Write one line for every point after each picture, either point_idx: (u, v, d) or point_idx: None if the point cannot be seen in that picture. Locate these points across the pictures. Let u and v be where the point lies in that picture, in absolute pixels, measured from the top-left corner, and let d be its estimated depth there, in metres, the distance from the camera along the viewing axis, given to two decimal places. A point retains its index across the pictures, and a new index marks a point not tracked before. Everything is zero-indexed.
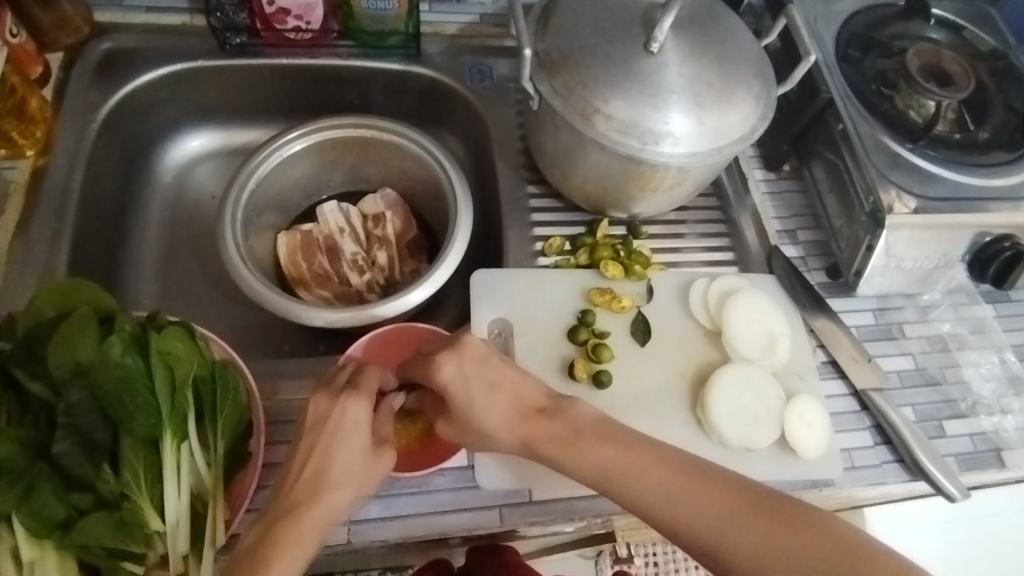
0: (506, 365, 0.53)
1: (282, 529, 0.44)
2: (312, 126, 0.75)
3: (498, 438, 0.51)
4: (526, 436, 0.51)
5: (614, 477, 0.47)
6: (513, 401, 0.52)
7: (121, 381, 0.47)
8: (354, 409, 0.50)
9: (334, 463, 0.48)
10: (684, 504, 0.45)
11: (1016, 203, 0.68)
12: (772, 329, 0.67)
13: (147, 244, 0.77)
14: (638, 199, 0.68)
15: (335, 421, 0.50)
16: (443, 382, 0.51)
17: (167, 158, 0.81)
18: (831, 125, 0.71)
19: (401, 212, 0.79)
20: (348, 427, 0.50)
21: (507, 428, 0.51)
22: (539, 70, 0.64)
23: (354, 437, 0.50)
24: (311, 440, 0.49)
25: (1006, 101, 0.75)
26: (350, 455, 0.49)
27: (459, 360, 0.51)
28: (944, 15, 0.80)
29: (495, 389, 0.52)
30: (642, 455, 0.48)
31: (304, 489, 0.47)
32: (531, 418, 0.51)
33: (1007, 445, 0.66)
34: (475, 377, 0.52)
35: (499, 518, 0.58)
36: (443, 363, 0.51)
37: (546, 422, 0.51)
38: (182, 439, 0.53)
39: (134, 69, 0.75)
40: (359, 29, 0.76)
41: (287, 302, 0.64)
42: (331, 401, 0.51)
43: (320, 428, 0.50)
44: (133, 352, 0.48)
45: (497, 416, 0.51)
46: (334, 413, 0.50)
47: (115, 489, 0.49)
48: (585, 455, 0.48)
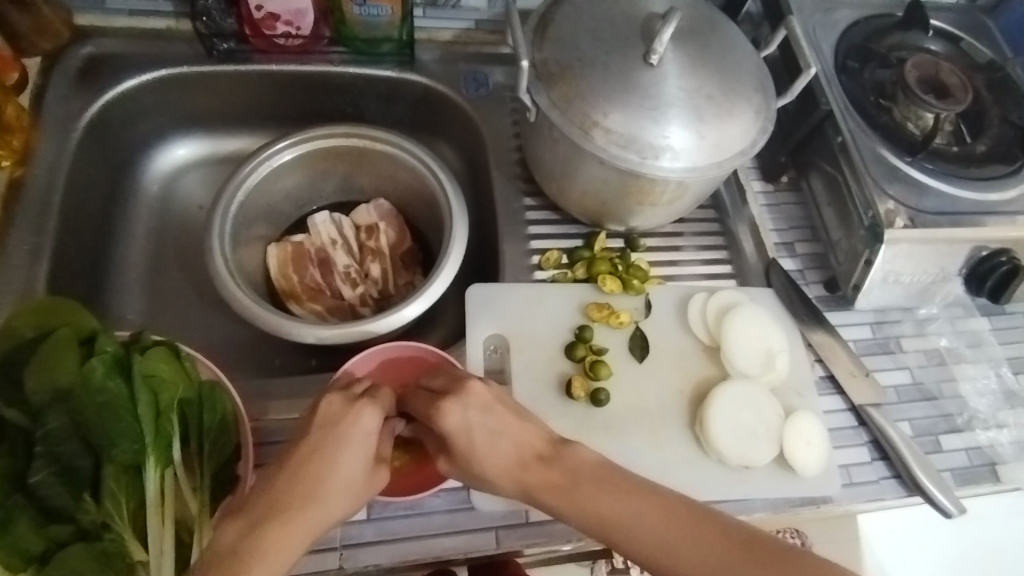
0: (508, 413, 0.53)
1: (264, 529, 0.42)
2: (301, 136, 0.73)
3: (498, 483, 0.51)
4: (524, 484, 0.50)
5: (609, 521, 0.46)
6: (514, 447, 0.51)
7: (105, 408, 0.46)
8: (367, 418, 0.50)
9: (329, 467, 0.47)
10: (679, 547, 0.43)
11: (1012, 216, 0.67)
12: (770, 345, 0.66)
13: (132, 257, 0.75)
14: (636, 213, 0.67)
15: (345, 427, 0.49)
16: (449, 429, 0.52)
17: (152, 167, 0.79)
18: (830, 137, 0.71)
19: (394, 223, 0.77)
20: (356, 437, 0.49)
21: (507, 477, 0.51)
22: (536, 81, 0.62)
23: (360, 446, 0.49)
24: (316, 440, 0.48)
25: (1003, 114, 0.74)
26: (353, 468, 0.48)
27: (464, 408, 0.52)
28: (940, 26, 0.80)
29: (497, 436, 0.52)
30: (636, 499, 0.46)
31: (301, 491, 0.45)
32: (530, 466, 0.50)
33: (1002, 459, 0.67)
34: (478, 423, 0.52)
35: (496, 541, 0.57)
36: (449, 410, 0.52)
37: (545, 469, 0.50)
38: (166, 465, 0.50)
39: (116, 75, 0.72)
40: (350, 35, 0.75)
41: (283, 320, 0.62)
42: (343, 405, 0.51)
43: (330, 430, 0.49)
44: (115, 375, 0.47)
45: (497, 462, 0.51)
46: (347, 419, 0.50)
47: (96, 519, 0.46)
48: (583, 500, 0.47)
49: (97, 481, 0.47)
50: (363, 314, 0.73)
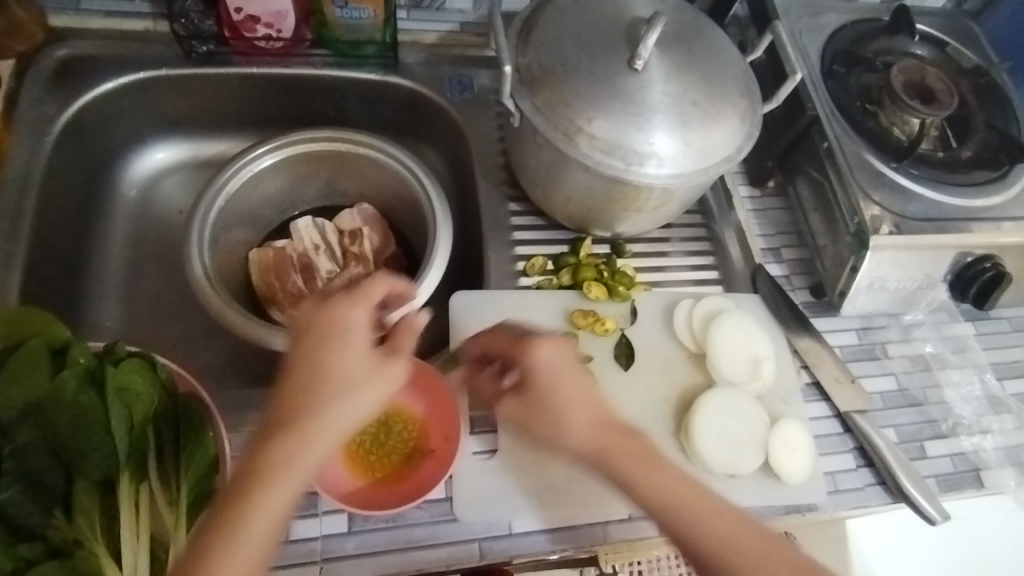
0: (580, 370, 0.53)
1: (272, 448, 0.39)
2: (281, 140, 0.72)
3: (572, 432, 0.50)
4: (602, 444, 0.49)
5: (669, 503, 0.46)
6: (596, 406, 0.51)
7: (78, 422, 0.45)
8: (358, 313, 0.45)
9: (329, 366, 0.42)
10: (738, 552, 0.44)
11: (997, 222, 0.67)
12: (756, 352, 0.66)
13: (109, 264, 0.73)
14: (621, 219, 0.67)
15: (330, 321, 0.44)
16: (538, 362, 0.52)
17: (130, 171, 0.77)
18: (815, 143, 0.71)
19: (378, 227, 0.76)
20: (354, 335, 0.44)
21: (589, 435, 0.49)
22: (520, 86, 0.61)
23: (359, 346, 0.44)
24: (315, 340, 0.43)
25: (988, 119, 0.74)
26: (351, 362, 0.43)
27: (555, 350, 0.53)
28: (927, 31, 0.79)
29: (580, 390, 0.51)
30: (693, 496, 0.46)
31: (310, 395, 0.41)
32: (609, 428, 0.50)
33: (986, 465, 0.67)
34: (564, 371, 0.52)
35: (479, 552, 0.57)
36: (544, 345, 0.52)
37: (624, 437, 0.49)
38: (140, 480, 0.50)
39: (92, 78, 0.71)
40: (333, 38, 0.73)
41: (264, 330, 0.61)
42: (342, 299, 0.45)
43: (333, 333, 0.44)
44: (87, 389, 0.46)
45: (577, 414, 0.50)
46: (345, 317, 0.44)
47: (67, 535, 0.45)
48: (653, 477, 0.47)
49: (70, 497, 0.46)
50: None
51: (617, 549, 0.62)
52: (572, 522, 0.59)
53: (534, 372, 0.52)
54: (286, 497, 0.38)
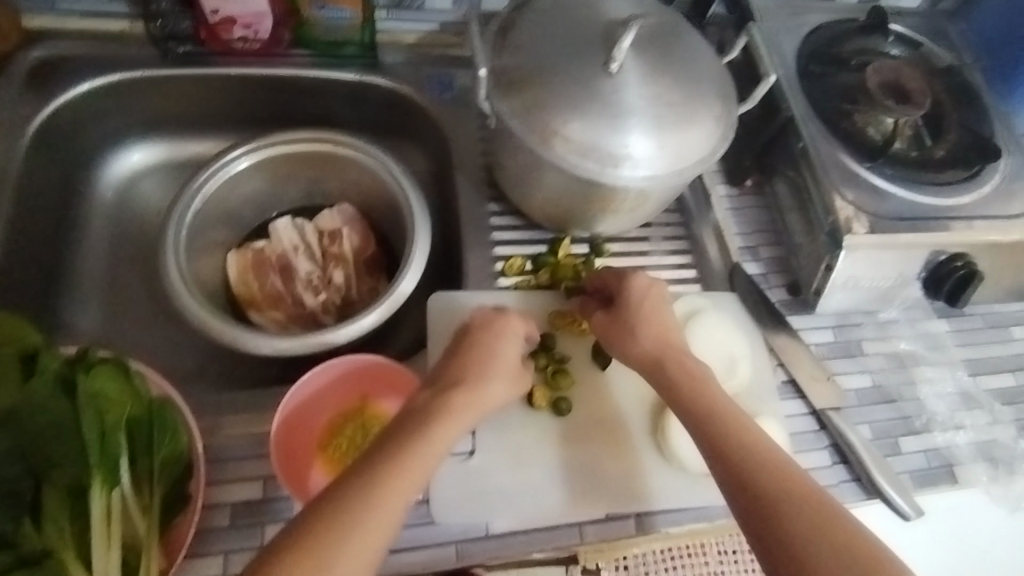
0: (665, 309, 0.60)
1: (449, 400, 0.51)
2: (257, 143, 0.72)
3: (639, 344, 0.58)
4: (659, 359, 0.57)
5: (716, 415, 0.52)
6: (664, 332, 0.58)
7: (50, 429, 0.45)
8: (518, 325, 0.58)
9: (499, 354, 0.56)
10: (760, 454, 0.49)
11: (971, 221, 0.68)
12: (731, 350, 0.67)
13: (85, 267, 0.73)
14: (599, 219, 0.67)
15: (501, 324, 0.58)
16: (631, 287, 0.60)
17: (107, 173, 0.77)
18: (792, 143, 0.71)
19: (358, 228, 0.76)
20: (508, 339, 0.57)
21: (653, 344, 0.58)
22: (496, 88, 0.62)
23: (513, 350, 0.57)
24: (478, 339, 0.56)
25: (962, 119, 0.75)
26: (509, 356, 0.56)
27: (647, 288, 0.61)
28: (903, 31, 0.80)
29: (662, 323, 0.59)
30: (732, 413, 0.53)
31: (473, 376, 0.53)
32: (676, 353, 0.57)
33: (959, 460, 0.68)
34: (652, 300, 0.60)
35: (456, 555, 0.57)
36: (636, 281, 0.61)
37: (686, 361, 0.57)
38: (112, 485, 0.49)
39: (68, 78, 0.70)
40: (311, 38, 0.74)
41: (240, 333, 0.61)
42: (498, 313, 0.59)
43: (486, 331, 0.57)
44: (60, 394, 0.45)
45: (649, 334, 0.58)
46: (500, 324, 0.58)
47: (37, 545, 0.45)
48: (700, 392, 0.54)
49: (39, 505, 0.46)
50: (326, 322, 0.72)
51: (597, 550, 0.60)
52: (551, 523, 0.59)
53: (629, 296, 0.60)
54: (443, 445, 0.48)
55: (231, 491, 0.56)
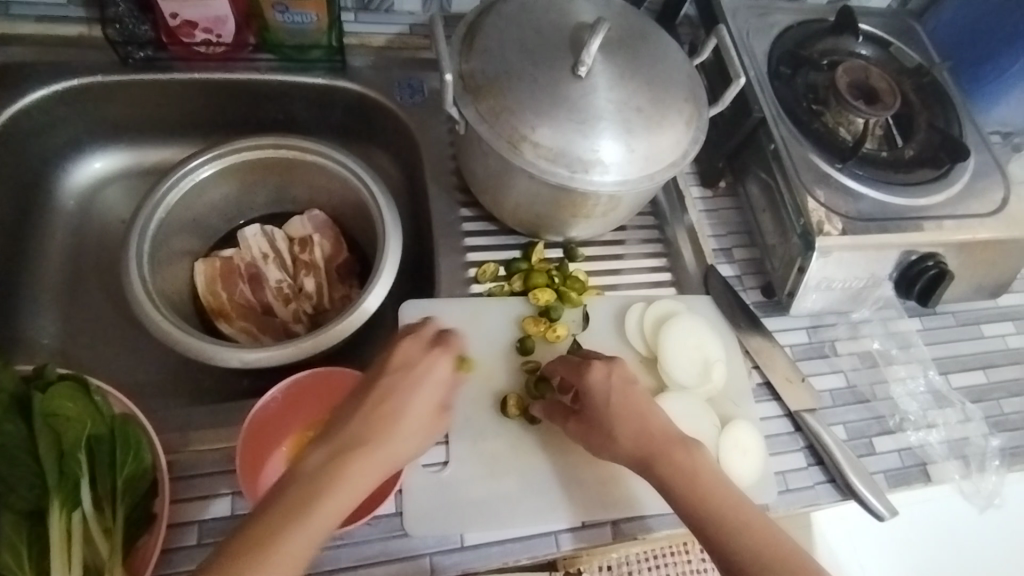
0: (636, 390, 0.54)
1: (348, 458, 0.42)
2: (223, 148, 0.70)
3: (623, 445, 0.52)
4: (647, 459, 0.51)
5: (714, 508, 0.48)
6: (645, 425, 0.52)
7: (4, 454, 0.45)
8: (443, 367, 0.48)
9: (409, 402, 0.46)
10: (753, 527, 0.47)
11: (940, 221, 0.68)
12: (707, 355, 0.67)
13: (46, 279, 0.71)
14: (571, 224, 0.67)
15: (422, 370, 0.47)
16: (591, 386, 0.54)
17: (67, 182, 0.75)
18: (763, 144, 0.71)
19: (329, 234, 0.74)
20: (429, 383, 0.47)
21: (638, 445, 0.52)
22: (464, 94, 0.61)
23: (432, 394, 0.47)
24: (389, 383, 0.46)
25: (930, 119, 0.75)
26: (424, 406, 0.47)
27: (609, 373, 0.54)
28: (871, 31, 0.80)
29: (640, 413, 0.53)
30: (729, 498, 0.49)
31: (377, 431, 0.44)
32: (664, 445, 0.51)
33: (932, 459, 0.68)
34: (619, 390, 0.54)
35: (431, 567, 0.56)
36: (595, 369, 0.54)
37: (681, 453, 0.51)
38: (73, 507, 0.48)
39: (23, 86, 0.68)
40: (276, 42, 0.72)
41: (206, 344, 0.60)
42: (420, 347, 0.49)
43: (401, 373, 0.47)
44: (13, 417, 0.46)
45: (630, 433, 0.52)
46: (423, 364, 0.48)
47: None
48: (702, 480, 0.49)
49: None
50: (297, 332, 0.71)
51: (575, 554, 0.61)
52: (526, 533, 0.58)
53: (590, 396, 0.54)
54: (329, 521, 0.40)
55: (197, 509, 0.55)
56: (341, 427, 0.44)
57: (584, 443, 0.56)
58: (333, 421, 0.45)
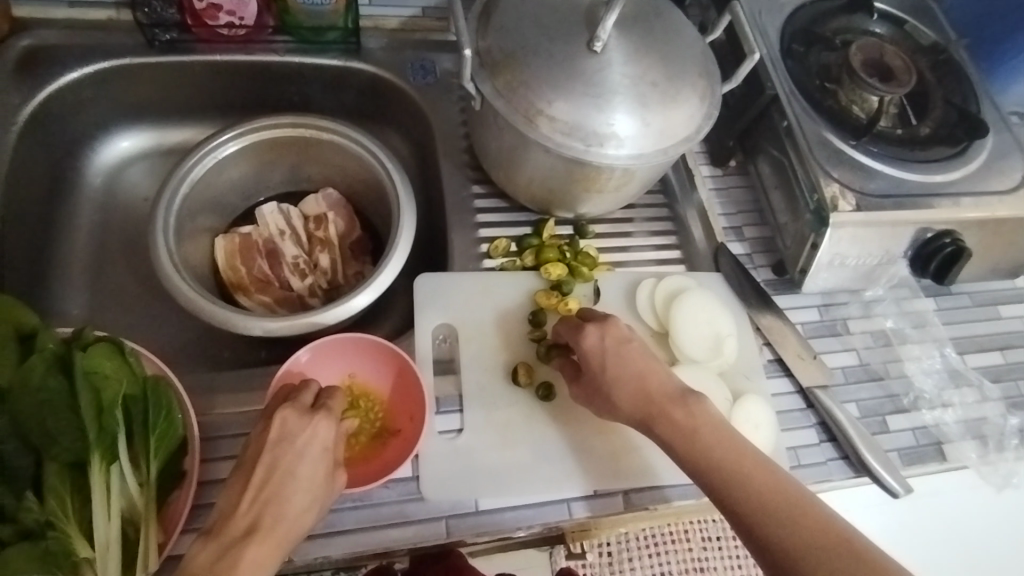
0: (630, 349, 0.55)
1: (243, 551, 0.42)
2: (246, 127, 0.72)
3: (621, 403, 0.54)
4: (646, 413, 0.52)
5: (715, 459, 0.48)
6: (641, 381, 0.53)
7: (46, 409, 0.45)
8: (325, 430, 0.50)
9: (301, 474, 0.47)
10: (750, 472, 0.47)
11: (955, 198, 0.68)
12: (718, 330, 0.67)
13: (75, 253, 0.74)
14: (583, 200, 0.67)
15: (304, 441, 0.49)
16: (586, 348, 0.56)
17: (95, 160, 0.77)
18: (776, 121, 0.71)
19: (343, 212, 0.76)
20: (312, 450, 0.49)
21: (634, 400, 0.53)
22: (480, 69, 0.62)
23: (318, 460, 0.49)
24: (272, 458, 0.48)
25: (946, 96, 0.75)
26: (313, 474, 0.48)
27: (603, 336, 0.56)
28: (887, 9, 0.80)
29: (633, 370, 0.54)
30: (729, 449, 0.49)
31: (269, 512, 0.45)
32: (657, 400, 0.52)
33: (948, 438, 0.67)
34: (613, 351, 0.55)
35: (446, 530, 0.57)
36: (588, 332, 0.57)
37: (674, 406, 0.52)
38: (111, 462, 0.50)
39: (56, 67, 0.70)
40: (295, 24, 0.73)
41: (225, 312, 0.61)
42: (299, 416, 0.50)
43: (282, 446, 0.48)
44: (57, 374, 0.45)
45: (628, 389, 0.54)
46: (303, 433, 0.49)
47: (39, 518, 0.45)
48: (700, 434, 0.50)
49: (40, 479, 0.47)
50: (312, 305, 0.73)
51: (584, 525, 0.61)
52: (538, 500, 0.59)
53: (586, 357, 0.56)
54: None
55: (223, 468, 0.57)
56: (229, 515, 0.45)
57: (590, 407, 0.58)
58: (218, 512, 0.45)
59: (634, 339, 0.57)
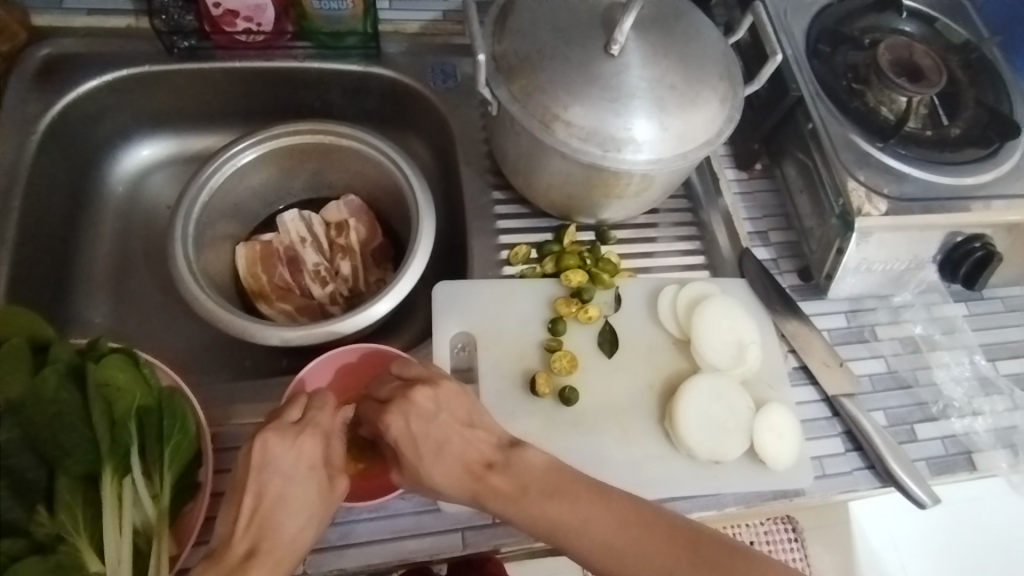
0: (436, 426, 0.52)
1: None
2: (264, 135, 0.72)
3: (444, 487, 0.51)
4: (475, 492, 0.50)
5: (561, 529, 0.47)
6: (457, 458, 0.51)
7: (59, 420, 0.44)
8: (310, 448, 0.50)
9: (291, 498, 0.47)
10: (611, 541, 0.46)
11: (987, 202, 0.66)
12: (741, 337, 0.66)
13: (98, 262, 0.74)
14: (603, 206, 0.67)
15: (288, 463, 0.48)
16: (392, 436, 0.52)
17: (117, 168, 0.78)
18: (801, 124, 0.70)
19: (364, 219, 0.76)
20: (298, 471, 0.48)
21: (457, 481, 0.51)
22: (496, 74, 0.61)
23: (307, 479, 0.48)
24: (258, 484, 0.47)
25: (978, 96, 0.73)
26: (307, 494, 0.48)
27: (406, 418, 0.52)
28: (917, 7, 0.78)
29: (443, 445, 0.51)
30: (583, 506, 0.47)
31: (266, 538, 0.45)
32: (480, 476, 0.50)
33: (978, 447, 0.66)
34: (420, 431, 0.52)
35: (462, 542, 0.56)
36: (391, 416, 0.52)
37: (497, 478, 0.50)
38: (123, 474, 0.49)
39: (76, 77, 0.71)
40: (313, 30, 0.73)
41: (247, 321, 0.61)
42: (283, 436, 0.49)
43: (267, 472, 0.47)
44: (68, 385, 0.45)
45: (444, 472, 0.51)
46: (288, 454, 0.49)
47: (51, 531, 0.44)
48: (533, 506, 0.48)
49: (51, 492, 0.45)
50: (333, 313, 0.73)
51: None
52: None
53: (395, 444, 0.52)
54: None
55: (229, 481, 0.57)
56: (228, 540, 0.45)
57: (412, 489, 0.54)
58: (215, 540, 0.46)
59: (437, 406, 0.53)
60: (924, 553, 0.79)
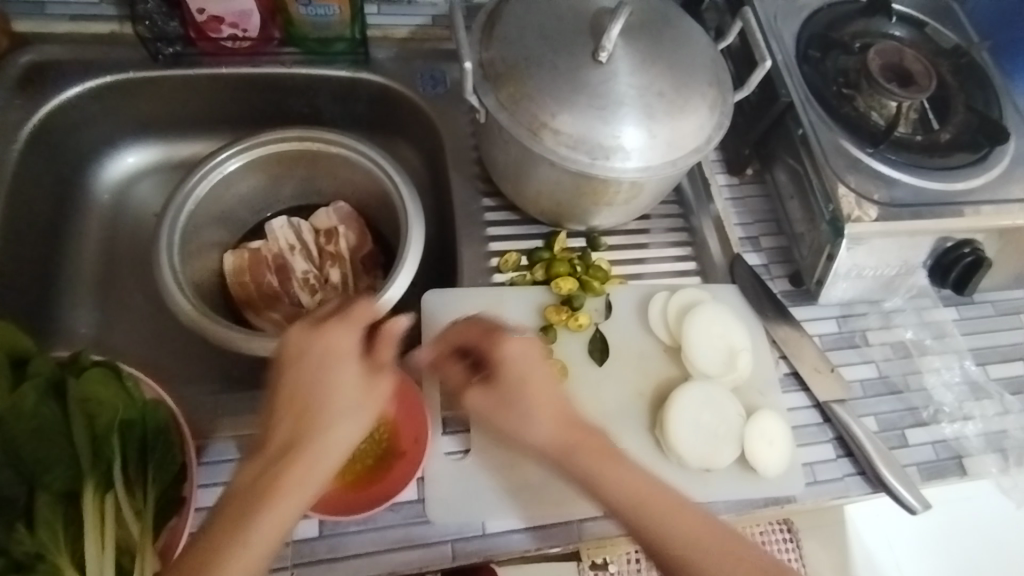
0: (547, 369, 0.52)
1: (275, 474, 0.41)
2: (250, 142, 0.72)
3: (542, 433, 0.50)
4: (571, 443, 0.49)
5: (633, 501, 0.46)
6: (564, 405, 0.51)
7: (40, 433, 0.44)
8: (346, 337, 0.47)
9: (334, 382, 0.45)
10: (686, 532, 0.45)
11: (977, 207, 0.66)
12: (731, 343, 0.65)
13: (83, 272, 0.74)
14: (593, 212, 0.66)
15: (319, 351, 0.46)
16: (507, 357, 0.52)
17: (103, 176, 0.77)
18: (791, 129, 0.70)
19: (354, 226, 0.75)
20: (329, 360, 0.46)
21: (553, 432, 0.50)
22: (484, 82, 0.61)
23: (346, 366, 0.46)
24: (292, 373, 0.45)
25: (968, 101, 0.73)
26: (347, 377, 0.46)
27: (525, 350, 0.52)
28: (907, 11, 0.78)
29: (552, 385, 0.51)
30: (652, 488, 0.47)
31: (305, 425, 0.43)
32: (578, 429, 0.50)
33: (968, 452, 0.66)
34: (536, 363, 0.52)
35: (452, 554, 0.56)
36: (510, 341, 0.52)
37: (591, 436, 0.50)
38: (105, 490, 0.48)
39: (59, 84, 0.70)
40: (301, 36, 0.73)
41: (233, 331, 0.60)
42: (312, 328, 0.47)
43: (300, 360, 0.46)
44: (49, 400, 0.45)
45: (547, 412, 0.50)
46: (319, 344, 0.46)
47: (30, 550, 0.44)
48: (615, 471, 0.48)
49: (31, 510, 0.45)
50: None
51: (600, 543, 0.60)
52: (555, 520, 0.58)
53: (502, 367, 0.52)
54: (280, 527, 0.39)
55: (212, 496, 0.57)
56: (270, 428, 0.44)
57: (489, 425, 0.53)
58: (256, 437, 0.45)
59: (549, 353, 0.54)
60: (913, 556, 0.79)
